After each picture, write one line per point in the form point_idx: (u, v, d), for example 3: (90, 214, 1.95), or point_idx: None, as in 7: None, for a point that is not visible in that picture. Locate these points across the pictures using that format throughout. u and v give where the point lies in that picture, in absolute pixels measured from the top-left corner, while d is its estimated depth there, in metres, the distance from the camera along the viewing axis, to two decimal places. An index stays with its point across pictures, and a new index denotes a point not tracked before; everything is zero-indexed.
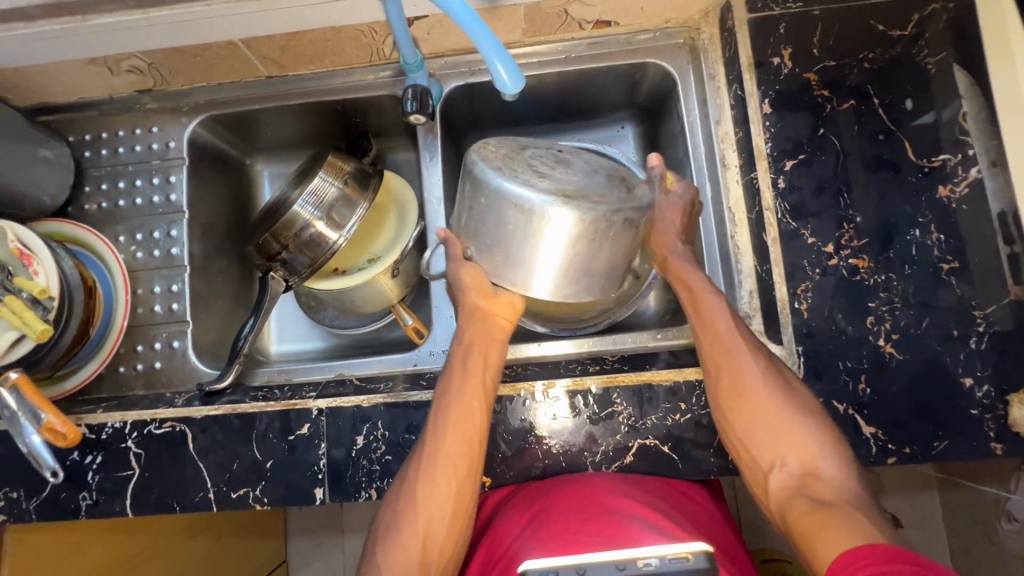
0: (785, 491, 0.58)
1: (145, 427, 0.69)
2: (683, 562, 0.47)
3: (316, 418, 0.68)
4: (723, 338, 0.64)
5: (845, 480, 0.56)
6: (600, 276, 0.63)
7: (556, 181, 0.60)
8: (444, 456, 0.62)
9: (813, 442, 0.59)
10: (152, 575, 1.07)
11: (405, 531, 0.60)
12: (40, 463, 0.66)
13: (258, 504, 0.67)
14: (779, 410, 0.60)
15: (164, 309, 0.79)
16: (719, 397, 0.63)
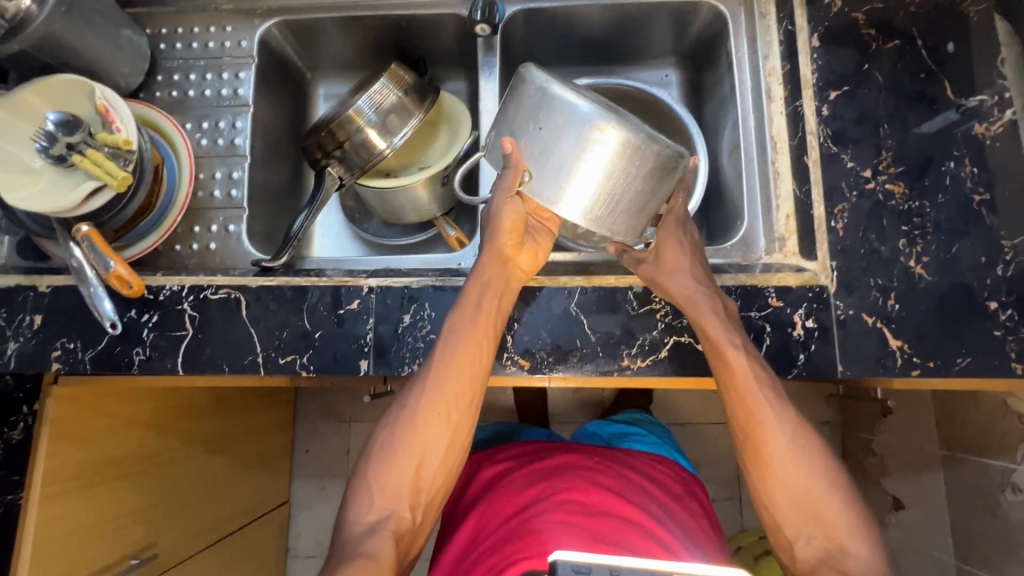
0: (810, 561, 0.61)
1: (202, 292, 0.72)
2: None
3: (366, 294, 0.71)
4: (740, 382, 0.64)
5: (873, 559, 0.59)
6: (649, 205, 0.67)
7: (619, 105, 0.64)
8: (448, 388, 0.66)
9: (840, 522, 0.62)
10: (168, 479, 1.10)
11: (400, 452, 0.65)
12: (100, 313, 0.71)
13: (304, 371, 0.70)
14: (784, 447, 0.64)
15: (223, 194, 0.83)
16: (742, 459, 0.66)
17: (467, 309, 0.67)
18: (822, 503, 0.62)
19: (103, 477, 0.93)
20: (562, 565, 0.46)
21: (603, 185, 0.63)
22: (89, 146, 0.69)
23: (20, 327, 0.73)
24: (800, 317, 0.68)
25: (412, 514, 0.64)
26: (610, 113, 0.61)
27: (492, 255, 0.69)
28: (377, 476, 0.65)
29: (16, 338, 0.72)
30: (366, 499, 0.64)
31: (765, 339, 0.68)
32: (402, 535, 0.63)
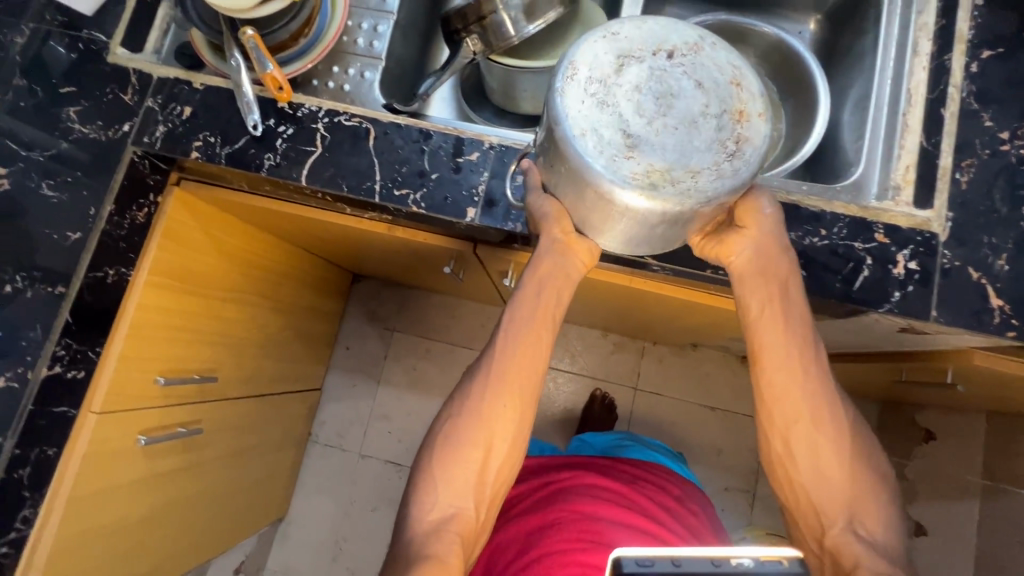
0: (839, 540, 0.65)
1: (337, 117, 0.77)
2: (777, 564, 0.46)
3: (487, 150, 0.75)
4: (798, 355, 0.66)
5: (891, 548, 0.64)
6: (677, 238, 0.59)
7: (645, 142, 0.51)
8: (509, 385, 0.71)
9: (870, 494, 0.67)
10: (239, 318, 1.17)
11: (467, 442, 0.71)
12: (247, 113, 0.77)
13: (415, 207, 0.75)
14: (842, 433, 0.67)
15: (365, 44, 0.88)
16: (786, 422, 0.67)
17: (526, 309, 0.71)
18: (856, 484, 0.67)
19: (188, 286, 0.98)
20: (626, 561, 0.46)
21: (620, 228, 0.57)
22: None
23: (170, 114, 0.80)
24: (904, 257, 0.69)
25: (475, 511, 0.71)
26: (609, 175, 0.52)
27: (554, 266, 0.69)
28: (443, 477, 0.71)
29: (166, 123, 0.79)
30: (430, 497, 0.71)
31: (863, 270, 0.69)
32: (465, 532, 0.70)
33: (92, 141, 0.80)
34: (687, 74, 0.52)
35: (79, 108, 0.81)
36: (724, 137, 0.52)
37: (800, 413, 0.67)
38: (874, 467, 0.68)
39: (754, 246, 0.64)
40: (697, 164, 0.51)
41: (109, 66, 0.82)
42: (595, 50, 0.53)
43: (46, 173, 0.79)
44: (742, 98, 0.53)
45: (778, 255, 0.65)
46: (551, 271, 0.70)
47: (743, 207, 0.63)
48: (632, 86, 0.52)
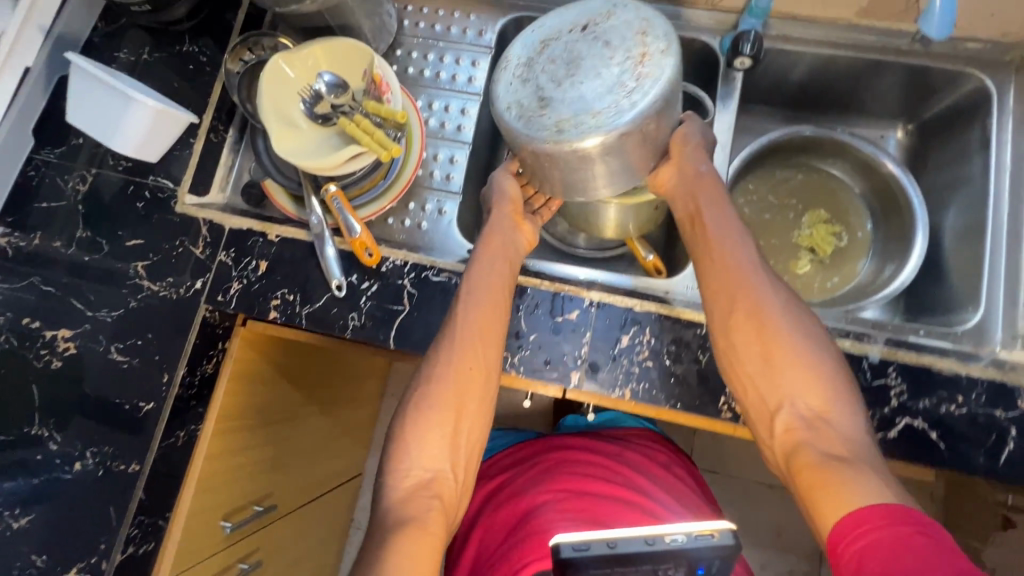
0: (793, 433, 0.58)
1: (424, 272, 0.73)
2: (708, 538, 0.50)
3: (587, 307, 0.71)
4: (719, 254, 0.67)
5: (855, 433, 0.57)
6: (615, 171, 0.68)
7: (558, 98, 0.66)
8: (472, 335, 0.66)
9: (823, 387, 0.59)
10: (297, 432, 1.13)
11: (438, 396, 0.64)
12: (329, 272, 0.73)
13: (513, 371, 0.70)
14: (786, 329, 0.62)
15: (442, 177, 0.83)
16: (716, 321, 0.65)
17: (488, 257, 0.71)
18: (803, 370, 0.60)
19: (251, 419, 0.94)
20: (564, 547, 0.49)
21: (558, 177, 0.70)
22: (356, 112, 0.71)
23: (245, 269, 0.75)
24: None
25: (453, 473, 0.63)
26: (529, 129, 0.66)
27: (501, 225, 0.73)
28: (412, 431, 0.63)
29: (241, 279, 0.75)
30: (403, 463, 0.63)
31: (1008, 443, 0.64)
32: (446, 495, 0.61)
33: (163, 300, 0.76)
34: (596, 40, 0.67)
35: (145, 262, 0.77)
36: (627, 78, 0.65)
37: (728, 308, 0.65)
38: (831, 359, 0.61)
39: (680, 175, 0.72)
40: (601, 105, 0.64)
41: (178, 216, 0.78)
42: (523, 42, 0.71)
43: (115, 335, 0.75)
44: (647, 44, 0.66)
45: (703, 180, 0.70)
46: (500, 231, 0.73)
47: (673, 139, 0.72)
48: (551, 60, 0.68)
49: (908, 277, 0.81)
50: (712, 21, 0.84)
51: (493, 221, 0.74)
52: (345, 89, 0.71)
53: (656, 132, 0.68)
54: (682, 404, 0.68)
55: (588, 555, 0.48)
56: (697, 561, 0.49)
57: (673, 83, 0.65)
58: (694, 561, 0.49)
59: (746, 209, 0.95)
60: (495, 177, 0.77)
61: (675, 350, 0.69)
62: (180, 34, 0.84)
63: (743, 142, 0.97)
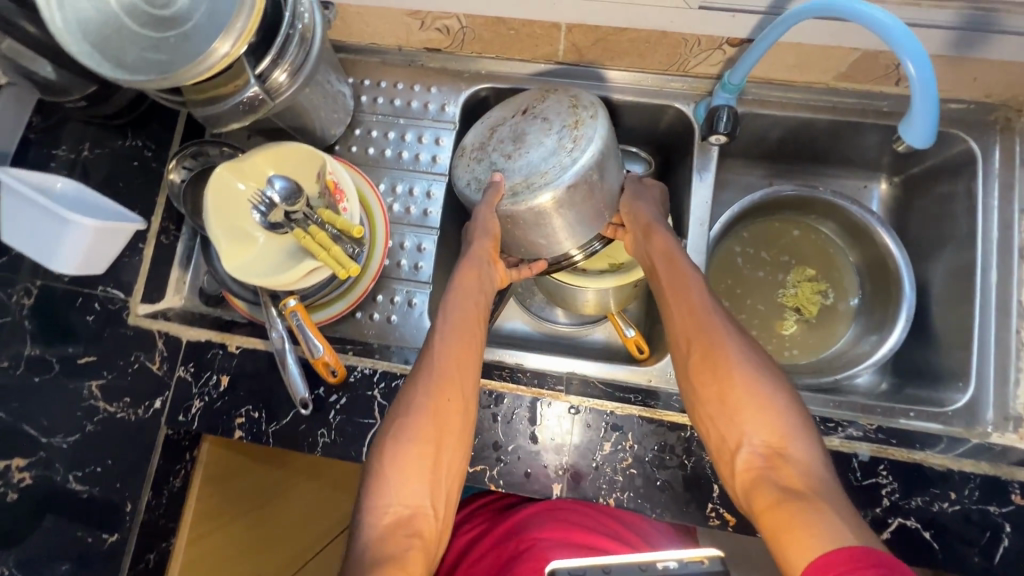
0: (751, 470, 0.54)
1: (394, 381, 0.70)
2: (700, 565, 0.45)
3: (568, 412, 0.69)
4: (676, 289, 0.65)
5: (815, 466, 0.52)
6: (574, 224, 0.67)
7: (506, 169, 0.66)
8: (448, 364, 0.63)
9: (780, 420, 0.55)
10: None
11: (413, 431, 0.59)
12: (294, 390, 0.68)
13: (492, 485, 0.67)
14: (742, 366, 0.59)
15: (410, 266, 0.79)
16: (679, 363, 0.63)
17: (464, 294, 0.69)
18: (759, 404, 0.56)
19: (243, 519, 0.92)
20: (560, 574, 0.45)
21: (523, 240, 0.69)
22: (311, 221, 0.66)
23: (206, 385, 0.72)
24: None
25: (434, 509, 0.58)
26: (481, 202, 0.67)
27: (481, 258, 0.70)
28: (387, 464, 0.58)
29: (202, 396, 0.72)
30: (380, 498, 0.57)
31: (1003, 540, 0.62)
32: (426, 534, 0.56)
33: (122, 422, 0.72)
34: (535, 114, 0.68)
35: (100, 380, 0.72)
36: (567, 138, 0.64)
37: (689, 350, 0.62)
38: (787, 391, 0.58)
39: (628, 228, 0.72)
40: (545, 167, 0.63)
41: (130, 328, 0.75)
42: (472, 131, 0.72)
43: (74, 462, 0.70)
44: (580, 111, 0.66)
45: (653, 226, 0.69)
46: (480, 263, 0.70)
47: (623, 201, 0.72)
48: (497, 137, 0.69)
49: (892, 350, 0.79)
50: (685, 86, 0.79)
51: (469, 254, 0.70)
52: (298, 195, 0.67)
53: (605, 182, 0.66)
54: (670, 513, 0.65)
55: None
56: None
57: (607, 134, 0.64)
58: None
59: (737, 259, 0.92)
60: (479, 208, 0.65)
61: (659, 455, 0.67)
62: (122, 127, 0.78)
63: (723, 199, 0.93)
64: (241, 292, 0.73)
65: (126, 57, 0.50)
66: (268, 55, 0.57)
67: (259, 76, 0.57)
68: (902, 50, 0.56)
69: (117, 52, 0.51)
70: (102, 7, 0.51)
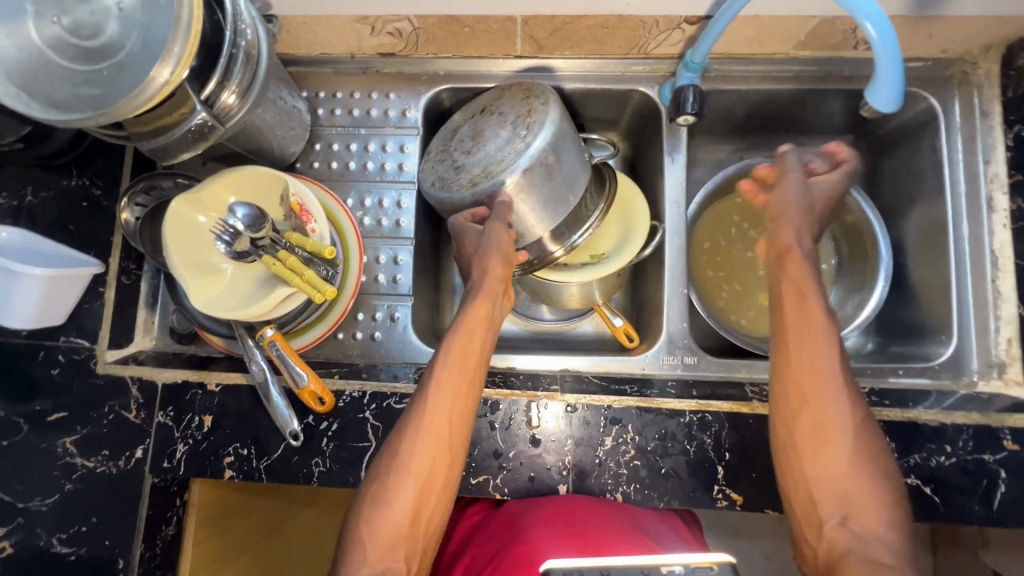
0: (838, 544, 0.54)
1: (385, 400, 0.68)
2: (706, 571, 0.47)
3: (566, 411, 0.68)
4: (808, 343, 0.61)
5: (904, 549, 0.53)
6: (539, 209, 0.69)
7: (469, 164, 0.70)
8: (437, 420, 0.60)
9: (880, 504, 0.55)
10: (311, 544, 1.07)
11: (399, 492, 0.58)
12: (283, 423, 0.66)
13: (497, 493, 0.66)
14: (851, 443, 0.57)
15: (388, 279, 0.77)
16: (783, 420, 0.60)
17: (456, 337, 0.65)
18: (861, 488, 0.56)
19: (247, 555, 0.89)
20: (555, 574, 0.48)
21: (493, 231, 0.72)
22: (279, 245, 0.64)
23: (188, 428, 0.69)
24: None
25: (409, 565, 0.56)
26: (447, 196, 0.70)
27: (491, 294, 0.68)
28: (367, 523, 0.57)
29: (186, 440, 0.69)
30: (357, 553, 0.56)
31: (999, 487, 0.63)
32: None
33: (103, 476, 0.68)
34: (493, 112, 0.72)
35: (74, 436, 0.68)
36: (522, 128, 0.68)
37: (809, 416, 0.59)
38: (890, 474, 0.57)
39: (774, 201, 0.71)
40: (502, 156, 0.67)
41: (101, 377, 0.71)
42: (439, 135, 0.76)
43: (56, 525, 0.66)
44: (532, 101, 0.70)
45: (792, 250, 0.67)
46: (486, 297, 0.67)
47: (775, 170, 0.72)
48: (461, 137, 0.73)
49: (872, 313, 0.81)
50: (647, 69, 0.78)
51: (481, 285, 0.67)
52: (262, 221, 0.64)
53: (566, 167, 0.68)
54: (678, 499, 0.65)
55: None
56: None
57: (558, 118, 0.67)
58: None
59: (716, 234, 0.91)
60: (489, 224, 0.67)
61: (661, 444, 0.66)
62: (66, 166, 0.72)
63: (695, 177, 0.93)
64: (214, 326, 0.70)
65: (57, 96, 0.47)
66: (213, 78, 0.54)
67: (204, 100, 0.54)
68: (859, 14, 0.56)
69: (47, 91, 0.47)
70: (23, 43, 0.47)
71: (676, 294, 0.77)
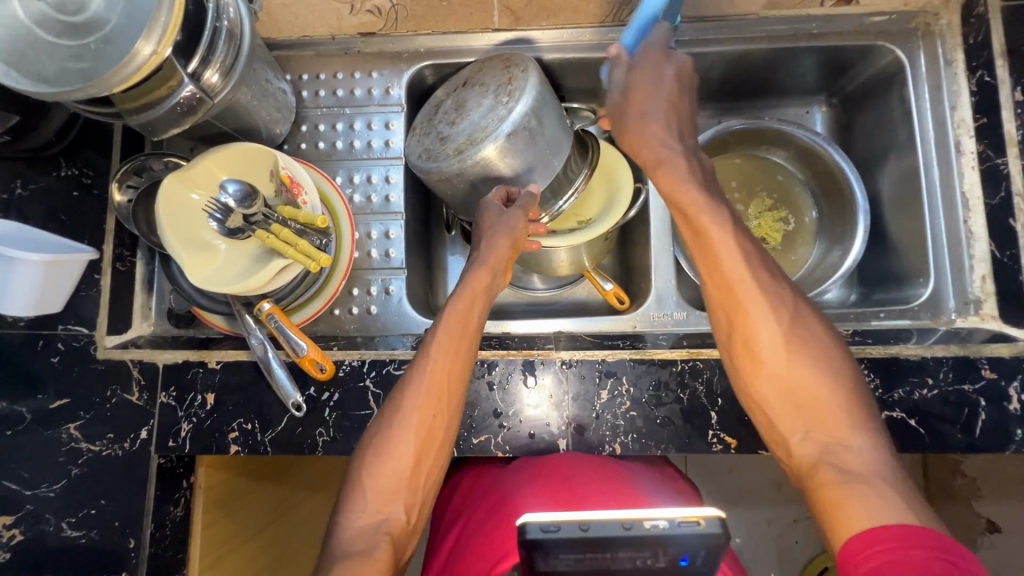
0: (809, 455, 0.53)
1: (384, 367, 0.69)
2: (694, 525, 0.42)
3: (562, 367, 0.69)
4: (725, 265, 0.60)
5: (877, 451, 0.51)
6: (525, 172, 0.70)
7: (453, 133, 0.71)
8: (435, 375, 0.61)
9: (840, 409, 0.54)
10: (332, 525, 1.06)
11: (396, 446, 0.59)
12: (285, 394, 0.68)
13: (499, 451, 0.68)
14: (786, 350, 0.57)
15: (380, 254, 0.79)
16: (730, 343, 0.60)
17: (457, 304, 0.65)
18: (815, 393, 0.55)
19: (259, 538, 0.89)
20: (531, 527, 0.42)
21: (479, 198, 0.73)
22: (272, 220, 0.65)
23: (192, 406, 0.70)
24: (1017, 391, 0.66)
25: (407, 514, 0.58)
26: (433, 165, 0.71)
27: (495, 266, 0.69)
28: (366, 474, 0.59)
29: (190, 418, 0.70)
30: (357, 503, 0.57)
31: (980, 414, 0.66)
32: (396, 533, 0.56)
33: (110, 459, 0.69)
34: (474, 84, 0.74)
35: (78, 422, 0.69)
36: (503, 96, 0.70)
37: (743, 333, 0.59)
38: (845, 376, 0.56)
39: (615, 117, 0.69)
40: (486, 123, 0.69)
41: (101, 362, 0.71)
42: (422, 111, 0.78)
43: (63, 509, 0.67)
44: (512, 70, 0.71)
45: (658, 165, 0.65)
46: (488, 267, 0.68)
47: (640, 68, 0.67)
48: (444, 110, 0.75)
49: (853, 262, 0.83)
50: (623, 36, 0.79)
51: (487, 256, 0.69)
52: (254, 197, 0.65)
53: (549, 132, 0.70)
54: (674, 446, 0.67)
55: (559, 539, 0.41)
56: (680, 551, 0.42)
57: (538, 83, 0.69)
58: (677, 551, 0.42)
59: None
60: (513, 211, 0.69)
61: (655, 394, 0.68)
62: (54, 156, 0.72)
63: None
64: (211, 304, 0.72)
65: (47, 71, 0.48)
66: (198, 53, 0.55)
67: (191, 74, 0.55)
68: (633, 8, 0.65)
69: (37, 68, 0.48)
70: (11, 21, 0.48)
71: (664, 254, 0.79)
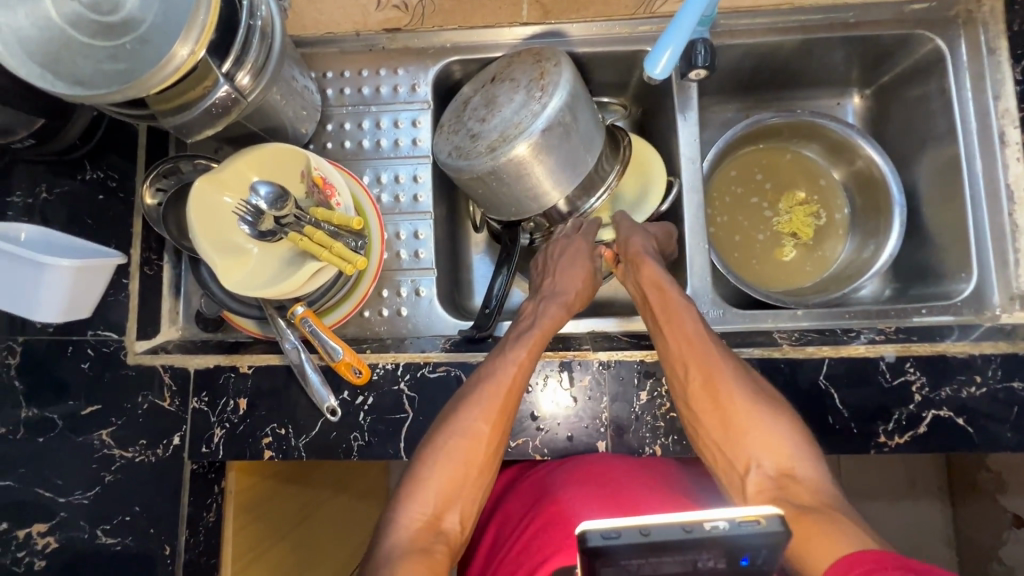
0: (765, 491, 0.54)
1: (419, 370, 0.68)
2: (754, 525, 0.38)
3: (599, 369, 0.68)
4: (682, 328, 0.63)
5: (824, 483, 0.54)
6: (559, 171, 0.69)
7: (484, 130, 0.70)
8: (501, 390, 0.61)
9: (789, 444, 0.57)
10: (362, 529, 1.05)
11: (451, 449, 0.58)
12: (319, 398, 0.67)
13: (537, 454, 0.67)
14: (742, 395, 0.60)
15: (409, 255, 0.77)
16: (688, 396, 0.61)
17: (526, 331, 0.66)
18: (768, 434, 0.57)
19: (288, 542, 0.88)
20: (592, 536, 0.38)
21: (510, 196, 0.71)
22: (304, 222, 0.64)
23: (224, 412, 0.70)
24: None
25: (461, 524, 0.57)
26: (465, 163, 0.69)
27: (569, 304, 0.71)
28: (420, 476, 0.57)
29: (223, 424, 0.69)
30: (409, 499, 0.56)
31: None
32: (451, 538, 0.55)
33: (142, 467, 0.68)
34: (504, 79, 0.72)
35: (110, 428, 0.67)
36: (536, 91, 0.68)
37: (703, 385, 0.61)
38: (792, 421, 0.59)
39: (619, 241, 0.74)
40: (519, 119, 0.67)
41: (131, 368, 0.71)
42: (450, 108, 0.76)
43: (97, 516, 0.65)
44: (544, 64, 0.70)
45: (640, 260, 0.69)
46: (564, 306, 0.70)
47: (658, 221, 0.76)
48: (473, 108, 0.73)
49: (891, 258, 0.81)
50: (655, 29, 0.77)
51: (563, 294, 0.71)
52: (285, 199, 0.63)
53: (582, 128, 0.68)
54: None
55: (622, 545, 0.37)
56: (740, 551, 0.37)
57: (572, 78, 0.67)
58: (736, 551, 0.37)
59: (728, 192, 0.92)
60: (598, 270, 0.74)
61: None
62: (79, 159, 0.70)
63: (705, 138, 0.93)
64: (243, 309, 0.71)
65: (82, 73, 0.47)
66: (233, 52, 0.54)
67: (226, 74, 0.54)
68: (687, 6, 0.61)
69: (72, 70, 0.47)
70: (43, 21, 0.46)
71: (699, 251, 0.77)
